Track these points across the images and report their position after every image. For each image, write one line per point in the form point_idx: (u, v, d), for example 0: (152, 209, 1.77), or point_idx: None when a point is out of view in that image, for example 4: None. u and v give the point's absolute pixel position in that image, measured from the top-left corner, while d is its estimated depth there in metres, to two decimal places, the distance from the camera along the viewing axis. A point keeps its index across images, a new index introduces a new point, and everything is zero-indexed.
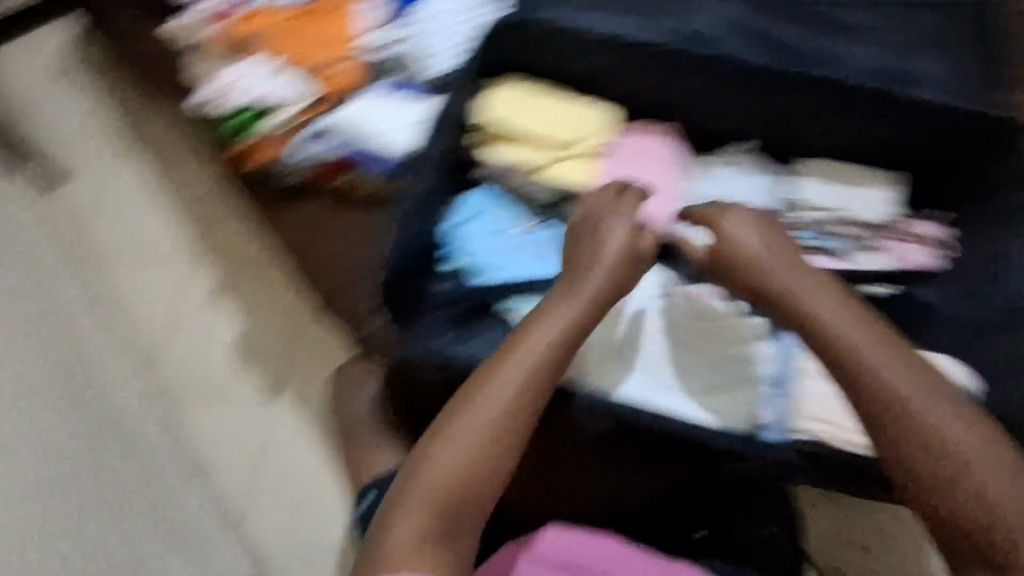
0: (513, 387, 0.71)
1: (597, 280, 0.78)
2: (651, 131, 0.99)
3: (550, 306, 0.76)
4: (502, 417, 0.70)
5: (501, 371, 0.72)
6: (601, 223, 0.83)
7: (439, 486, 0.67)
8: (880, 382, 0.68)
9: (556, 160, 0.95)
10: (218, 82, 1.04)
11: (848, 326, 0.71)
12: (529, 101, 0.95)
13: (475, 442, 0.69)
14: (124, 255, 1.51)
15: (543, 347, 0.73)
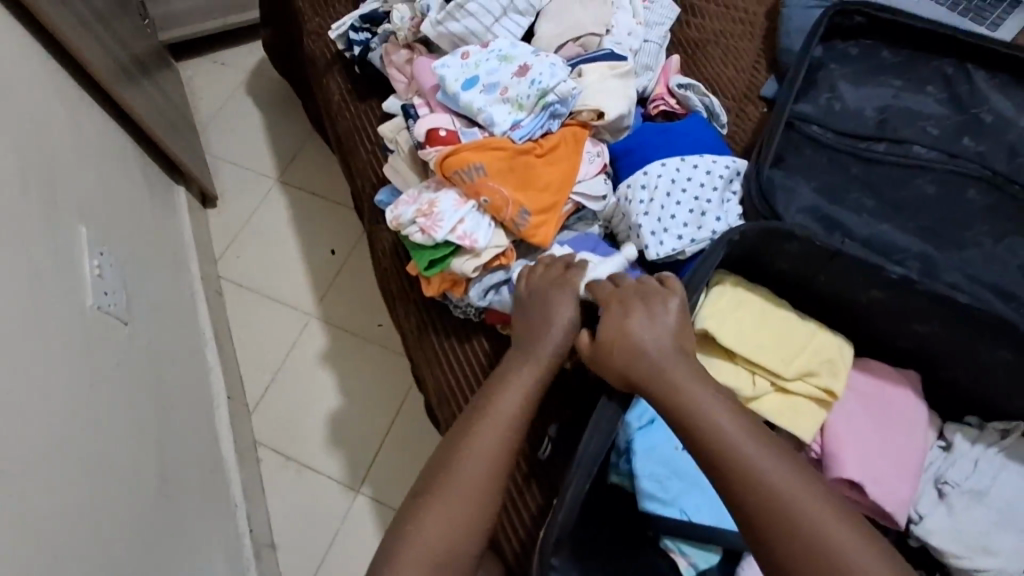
0: (487, 456, 0.70)
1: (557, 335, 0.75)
2: (889, 379, 0.80)
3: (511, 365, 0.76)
4: (476, 493, 0.68)
5: (477, 440, 0.71)
6: (541, 302, 0.77)
7: (429, 557, 0.66)
8: (804, 531, 0.58)
9: (774, 394, 0.76)
10: (427, 209, 0.83)
11: (773, 463, 0.62)
12: (755, 317, 0.78)
13: (460, 507, 0.68)
14: (275, 305, 1.64)
15: (507, 408, 0.72)
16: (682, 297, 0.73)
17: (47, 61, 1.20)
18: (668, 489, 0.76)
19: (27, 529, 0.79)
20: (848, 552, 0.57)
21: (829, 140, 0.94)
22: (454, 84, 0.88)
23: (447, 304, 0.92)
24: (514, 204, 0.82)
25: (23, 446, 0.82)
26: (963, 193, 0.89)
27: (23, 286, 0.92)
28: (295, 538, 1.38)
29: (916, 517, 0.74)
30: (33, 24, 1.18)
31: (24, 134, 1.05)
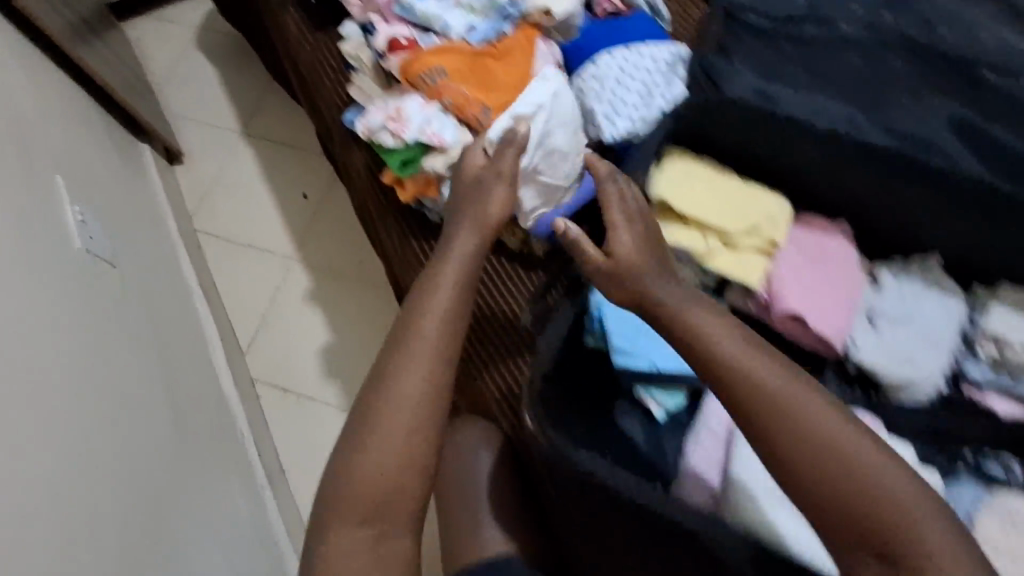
0: (422, 371, 0.70)
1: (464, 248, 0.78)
2: (824, 231, 0.89)
3: (432, 278, 0.76)
4: (423, 395, 0.69)
5: (406, 365, 0.70)
6: (479, 195, 0.81)
7: (390, 448, 0.68)
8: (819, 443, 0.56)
9: (724, 252, 0.85)
10: (395, 114, 0.88)
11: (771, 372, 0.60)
12: (703, 185, 0.87)
13: (413, 401, 0.69)
14: (255, 253, 1.68)
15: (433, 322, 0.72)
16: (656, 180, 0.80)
17: None
18: (637, 345, 0.85)
19: (54, 442, 0.85)
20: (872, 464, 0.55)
21: (765, 24, 1.00)
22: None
23: (423, 211, 0.99)
24: (475, 102, 0.88)
25: (39, 372, 0.88)
26: (887, 62, 0.96)
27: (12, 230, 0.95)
28: (302, 465, 1.47)
29: (851, 345, 0.84)
30: None
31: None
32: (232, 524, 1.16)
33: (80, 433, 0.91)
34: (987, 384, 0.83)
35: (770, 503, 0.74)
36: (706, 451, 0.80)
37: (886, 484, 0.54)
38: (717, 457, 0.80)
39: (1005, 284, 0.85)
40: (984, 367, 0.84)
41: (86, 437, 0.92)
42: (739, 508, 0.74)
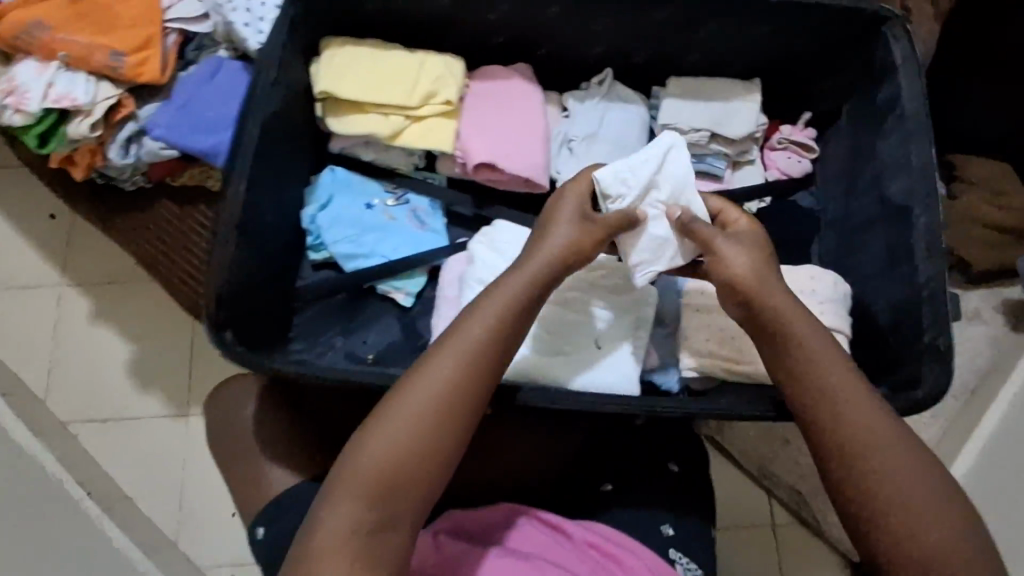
0: (481, 353, 0.62)
1: (573, 223, 0.67)
2: (503, 75, 0.88)
3: (529, 259, 0.66)
4: (461, 355, 0.61)
5: (465, 334, 0.62)
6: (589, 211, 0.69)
7: (424, 414, 0.60)
8: (853, 427, 0.56)
9: (411, 127, 0.85)
10: (10, 88, 0.81)
11: (829, 361, 0.59)
12: (368, 67, 0.83)
13: (447, 367, 0.61)
14: (17, 293, 1.51)
15: (505, 300, 0.64)
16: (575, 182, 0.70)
17: None
18: (364, 243, 0.87)
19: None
20: (902, 461, 0.54)
21: None
22: None
23: (115, 184, 0.92)
24: (97, 49, 0.81)
25: None
26: None
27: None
28: (146, 484, 1.40)
29: (556, 175, 0.90)
30: None
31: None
32: None
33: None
34: None
35: (540, 357, 0.76)
36: (445, 317, 0.82)
37: (913, 483, 0.53)
38: None
39: (671, 78, 0.90)
40: None
41: None
42: (567, 391, 0.74)
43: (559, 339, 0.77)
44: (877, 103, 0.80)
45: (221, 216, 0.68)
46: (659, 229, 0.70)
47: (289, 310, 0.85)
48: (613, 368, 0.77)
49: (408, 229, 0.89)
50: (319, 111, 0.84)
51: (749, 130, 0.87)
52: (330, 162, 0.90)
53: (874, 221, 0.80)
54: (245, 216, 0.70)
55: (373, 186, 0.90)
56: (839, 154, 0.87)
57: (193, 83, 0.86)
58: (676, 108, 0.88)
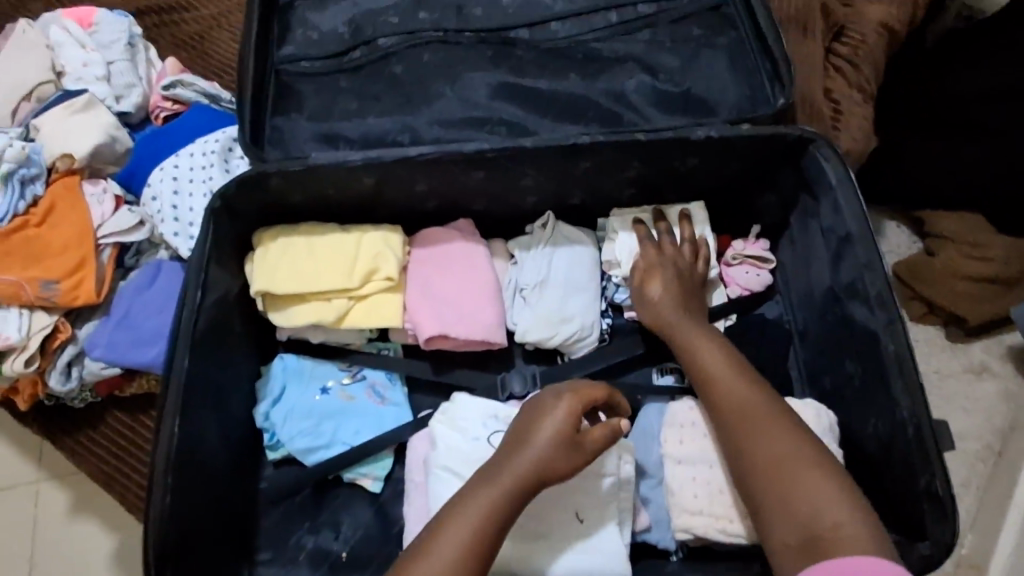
0: (464, 555, 0.58)
1: (562, 430, 0.63)
2: (443, 237, 0.88)
3: (510, 458, 0.63)
4: (440, 570, 0.57)
5: (443, 543, 0.58)
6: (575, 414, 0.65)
7: None
8: (755, 438, 0.63)
9: (354, 309, 0.83)
10: None
11: (735, 386, 0.67)
12: (303, 255, 0.83)
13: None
14: None
15: (484, 508, 0.60)
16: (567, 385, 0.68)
17: None
18: (323, 432, 0.83)
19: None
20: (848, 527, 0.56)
21: (316, 71, 0.96)
22: None
23: (64, 402, 0.88)
24: (30, 282, 0.80)
25: None
26: (422, 60, 0.95)
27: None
28: None
29: (512, 327, 0.87)
30: None
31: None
32: None
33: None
34: (632, 303, 0.87)
35: (517, 543, 0.70)
36: (413, 508, 0.76)
37: (814, 490, 0.58)
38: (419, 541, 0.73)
39: (612, 211, 0.89)
40: (625, 290, 0.87)
41: None
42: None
43: (538, 520, 0.71)
44: (819, 219, 0.80)
45: (156, 462, 0.67)
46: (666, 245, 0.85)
47: (248, 526, 0.80)
48: (598, 547, 0.70)
49: (368, 408, 0.85)
50: (259, 305, 0.83)
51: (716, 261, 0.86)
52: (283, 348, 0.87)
53: (843, 336, 0.76)
54: (178, 454, 0.69)
55: (326, 370, 0.86)
56: (796, 264, 0.85)
57: (135, 288, 0.86)
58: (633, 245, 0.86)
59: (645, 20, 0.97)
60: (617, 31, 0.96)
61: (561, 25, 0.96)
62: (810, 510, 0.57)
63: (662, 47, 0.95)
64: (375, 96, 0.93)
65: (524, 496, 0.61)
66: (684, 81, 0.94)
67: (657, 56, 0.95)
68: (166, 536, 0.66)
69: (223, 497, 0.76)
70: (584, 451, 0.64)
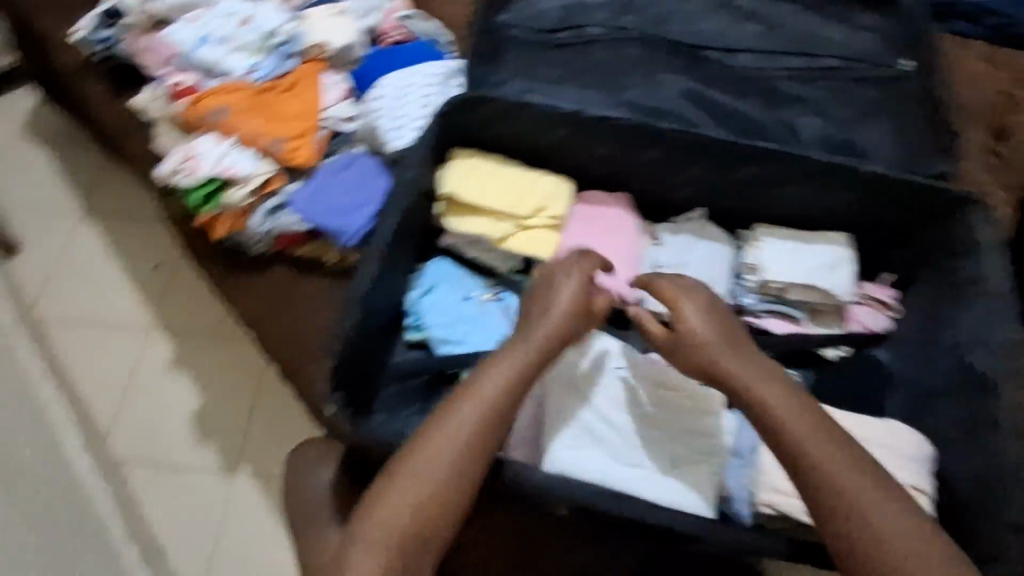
0: (439, 479, 0.66)
1: (576, 299, 0.78)
2: (604, 202, 0.99)
3: (473, 394, 0.70)
4: (489, 399, 0.69)
5: (483, 379, 0.71)
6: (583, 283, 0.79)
7: (458, 444, 0.67)
8: (787, 435, 0.66)
9: (516, 236, 0.94)
10: (189, 155, 0.92)
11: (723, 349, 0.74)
12: (488, 179, 0.94)
13: (477, 409, 0.69)
14: (109, 331, 1.62)
15: (526, 355, 0.73)
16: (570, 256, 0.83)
17: None
18: (457, 332, 0.93)
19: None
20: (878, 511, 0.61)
21: (529, 36, 1.09)
22: (197, 49, 0.96)
23: (240, 249, 1.02)
24: (267, 134, 0.94)
25: None
26: (624, 53, 1.07)
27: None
28: (182, 536, 1.42)
29: None
30: None
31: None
32: None
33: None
34: (756, 308, 0.95)
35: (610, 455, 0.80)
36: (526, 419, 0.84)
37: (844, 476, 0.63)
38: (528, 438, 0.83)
39: (756, 225, 0.98)
40: (753, 295, 0.95)
41: None
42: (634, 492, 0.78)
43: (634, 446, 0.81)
44: (957, 281, 0.86)
45: (353, 298, 0.83)
46: (802, 259, 0.93)
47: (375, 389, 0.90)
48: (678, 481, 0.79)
49: (499, 324, 0.94)
50: (438, 210, 0.95)
51: (851, 289, 0.92)
52: (440, 254, 1.00)
53: (954, 384, 0.83)
54: (369, 296, 0.85)
55: (470, 282, 0.97)
56: (918, 319, 0.91)
57: (340, 165, 0.98)
58: (772, 252, 0.94)
59: (831, 72, 1.06)
60: (803, 74, 1.06)
61: (748, 57, 1.07)
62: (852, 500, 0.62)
63: (840, 99, 1.04)
64: (575, 70, 1.05)
65: (509, 405, 0.70)
66: (851, 134, 1.03)
67: (833, 106, 1.04)
68: (342, 364, 0.82)
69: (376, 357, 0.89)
70: (592, 313, 0.79)
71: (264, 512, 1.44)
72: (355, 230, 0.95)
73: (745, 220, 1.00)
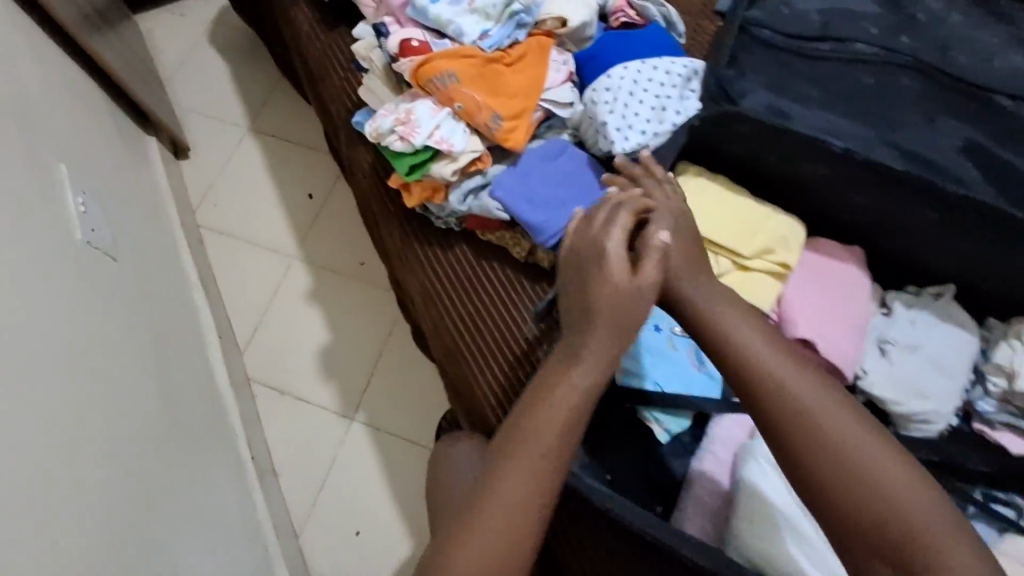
0: (502, 528, 0.61)
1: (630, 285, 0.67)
2: (836, 255, 0.87)
3: (525, 432, 0.65)
4: (555, 432, 0.65)
5: (547, 408, 0.65)
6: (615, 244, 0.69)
7: (526, 481, 0.63)
8: (813, 432, 0.59)
9: (732, 274, 0.84)
10: (405, 118, 0.87)
11: (760, 347, 0.64)
12: (717, 207, 0.85)
13: (545, 443, 0.64)
14: (257, 249, 1.66)
15: (583, 380, 0.66)
16: (628, 212, 0.71)
17: (24, 24, 1.24)
18: (642, 363, 0.85)
19: (30, 427, 0.84)
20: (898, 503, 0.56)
21: (779, 42, 0.97)
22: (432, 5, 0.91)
23: (428, 216, 0.97)
24: (486, 109, 0.86)
25: (37, 372, 0.88)
26: (898, 82, 0.92)
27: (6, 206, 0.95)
28: (293, 465, 1.47)
29: (861, 372, 0.83)
30: None
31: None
32: (207, 524, 1.14)
33: (64, 422, 0.91)
34: (994, 418, 0.82)
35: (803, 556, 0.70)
36: (708, 484, 0.80)
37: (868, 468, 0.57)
38: (716, 503, 0.80)
39: (1018, 320, 0.84)
40: (992, 402, 0.83)
41: (60, 439, 0.89)
42: None
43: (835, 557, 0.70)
44: None
45: None
46: None
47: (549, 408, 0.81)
48: None
49: (686, 364, 0.86)
50: None
51: None
52: None
53: None
54: None
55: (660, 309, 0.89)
56: None
57: (551, 153, 0.91)
58: None
59: None
60: None
61: None
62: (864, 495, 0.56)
63: None
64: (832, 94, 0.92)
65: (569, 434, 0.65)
66: None
67: None
68: None
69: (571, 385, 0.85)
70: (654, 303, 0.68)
71: (373, 462, 1.46)
72: (559, 231, 0.86)
73: (1000, 309, 0.86)
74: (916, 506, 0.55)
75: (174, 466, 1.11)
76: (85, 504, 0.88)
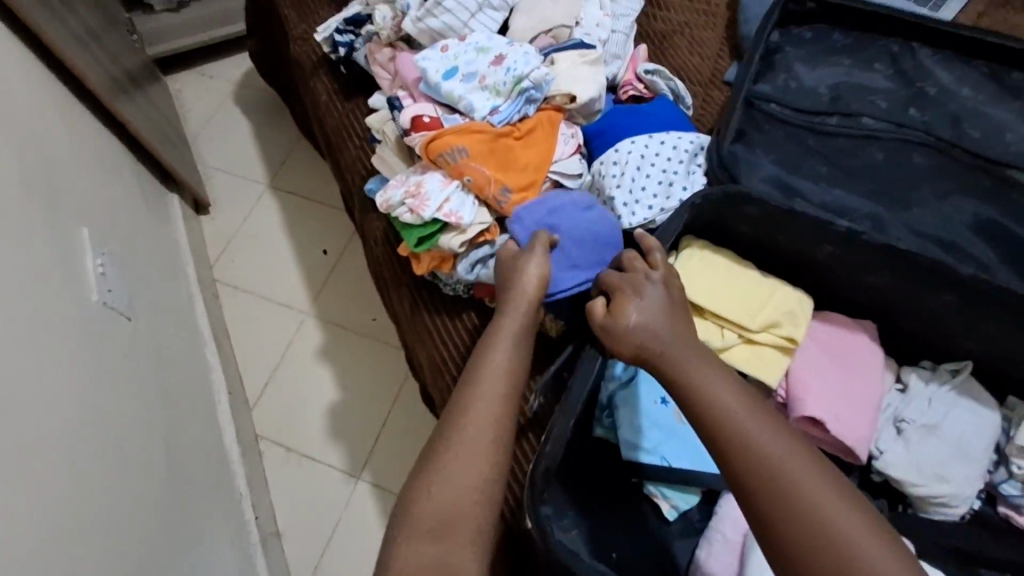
0: (467, 468, 0.64)
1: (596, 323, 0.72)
2: (844, 327, 0.87)
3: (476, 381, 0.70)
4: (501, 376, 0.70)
5: (491, 357, 0.72)
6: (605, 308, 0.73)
7: (481, 420, 0.67)
8: (768, 465, 0.59)
9: (741, 348, 0.83)
10: (415, 190, 0.89)
11: (715, 383, 0.65)
12: (722, 279, 0.85)
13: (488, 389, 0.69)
14: (270, 305, 1.68)
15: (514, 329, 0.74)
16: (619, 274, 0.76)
17: (60, 93, 1.31)
18: (650, 438, 0.82)
19: (45, 491, 0.84)
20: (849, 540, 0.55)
21: (787, 117, 0.99)
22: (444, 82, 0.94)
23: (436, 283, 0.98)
24: (496, 182, 0.88)
25: (52, 436, 0.89)
26: (908, 159, 0.95)
27: (29, 268, 0.97)
28: (296, 525, 1.44)
29: (876, 452, 0.81)
30: (40, 52, 1.27)
31: (20, 126, 1.10)
32: None
33: (76, 481, 0.90)
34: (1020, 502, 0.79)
35: None
36: (721, 564, 0.77)
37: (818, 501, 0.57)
38: None
39: None
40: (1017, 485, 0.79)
41: (71, 497, 0.88)
42: None
43: None
44: None
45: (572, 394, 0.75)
46: None
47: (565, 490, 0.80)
48: None
49: (693, 438, 0.84)
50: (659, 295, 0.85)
51: None
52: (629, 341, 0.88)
53: None
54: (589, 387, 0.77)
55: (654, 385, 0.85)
56: None
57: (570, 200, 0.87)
58: None
59: None
60: None
61: None
62: (816, 532, 0.55)
63: None
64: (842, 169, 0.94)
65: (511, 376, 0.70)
66: None
67: None
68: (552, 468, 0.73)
69: (582, 456, 0.83)
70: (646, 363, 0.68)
71: (378, 525, 1.43)
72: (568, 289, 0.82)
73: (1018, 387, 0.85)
74: (866, 545, 0.54)
75: (181, 528, 1.10)
76: (90, 567, 0.87)
